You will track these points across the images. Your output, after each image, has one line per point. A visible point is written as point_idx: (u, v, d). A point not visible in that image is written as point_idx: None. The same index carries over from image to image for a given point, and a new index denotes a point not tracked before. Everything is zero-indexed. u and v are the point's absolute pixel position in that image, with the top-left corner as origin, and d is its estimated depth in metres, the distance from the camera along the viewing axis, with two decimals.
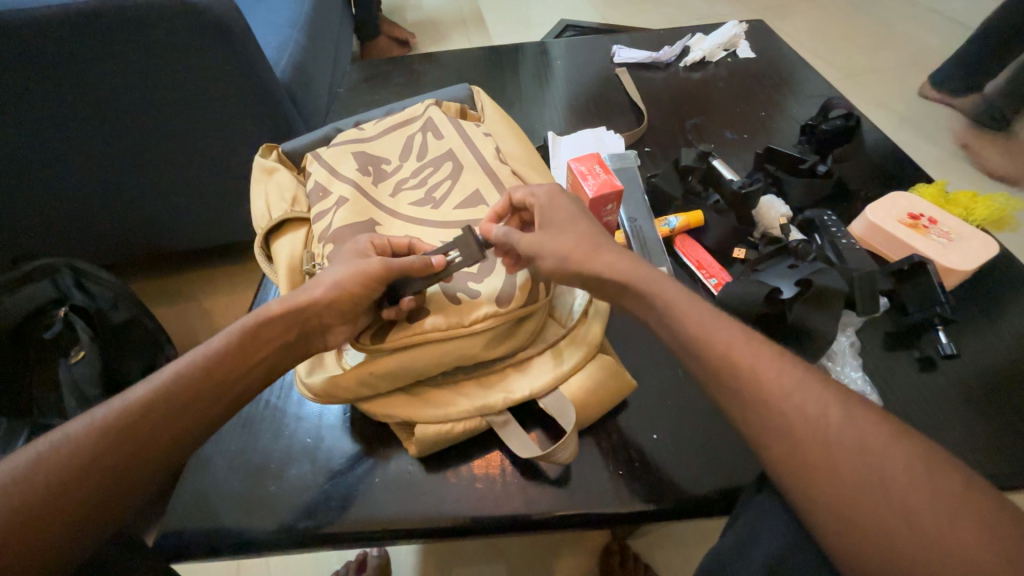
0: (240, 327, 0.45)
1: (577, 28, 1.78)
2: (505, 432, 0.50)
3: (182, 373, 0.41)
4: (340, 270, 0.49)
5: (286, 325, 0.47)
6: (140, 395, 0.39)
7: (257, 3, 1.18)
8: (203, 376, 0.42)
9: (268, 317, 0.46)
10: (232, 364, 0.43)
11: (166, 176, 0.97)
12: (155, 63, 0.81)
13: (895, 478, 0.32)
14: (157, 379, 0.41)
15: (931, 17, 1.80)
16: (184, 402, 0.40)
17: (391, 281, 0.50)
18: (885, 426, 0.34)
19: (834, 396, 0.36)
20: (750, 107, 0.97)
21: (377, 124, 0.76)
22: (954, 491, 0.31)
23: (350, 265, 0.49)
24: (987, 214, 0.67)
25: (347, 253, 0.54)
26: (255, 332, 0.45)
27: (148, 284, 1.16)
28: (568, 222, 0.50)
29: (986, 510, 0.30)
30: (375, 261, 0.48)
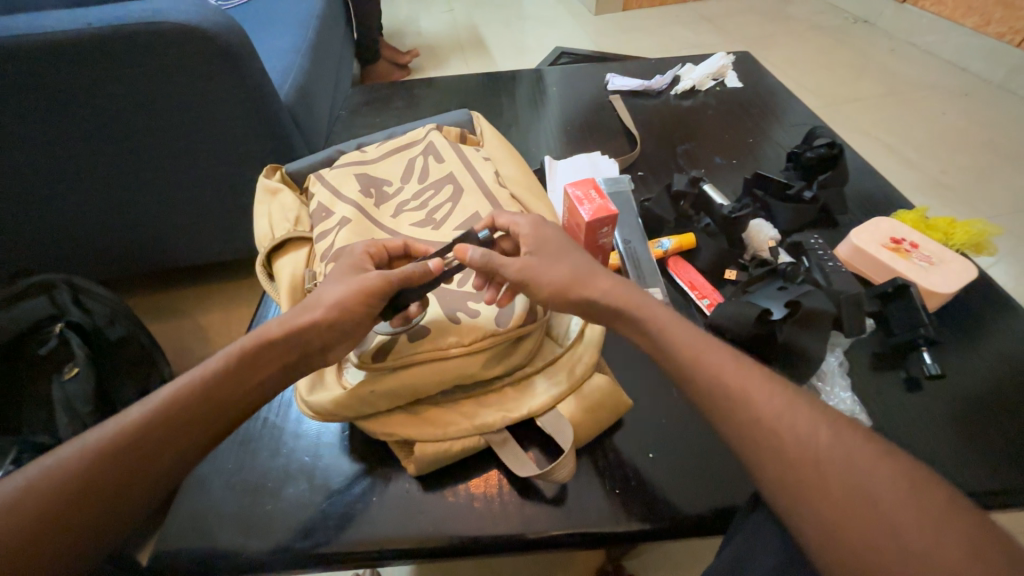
0: (238, 348, 0.45)
1: (571, 55, 1.84)
2: (503, 451, 0.51)
3: (183, 394, 0.41)
4: (340, 288, 0.48)
5: (286, 345, 0.46)
6: (136, 417, 0.39)
7: (263, 29, 1.22)
8: (202, 397, 0.42)
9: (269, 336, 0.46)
10: (233, 385, 0.43)
11: (167, 195, 0.98)
12: (165, 86, 0.84)
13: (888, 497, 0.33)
14: (154, 400, 0.41)
15: (908, 50, 1.90)
16: (184, 424, 0.40)
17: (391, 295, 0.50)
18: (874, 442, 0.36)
19: (821, 414, 0.38)
20: (739, 134, 1.01)
21: (379, 147, 0.78)
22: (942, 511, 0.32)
23: (350, 283, 0.49)
24: (965, 239, 0.70)
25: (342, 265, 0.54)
26: (255, 351, 0.45)
27: (143, 301, 1.16)
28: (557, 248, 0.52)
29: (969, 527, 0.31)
30: (374, 275, 0.49)
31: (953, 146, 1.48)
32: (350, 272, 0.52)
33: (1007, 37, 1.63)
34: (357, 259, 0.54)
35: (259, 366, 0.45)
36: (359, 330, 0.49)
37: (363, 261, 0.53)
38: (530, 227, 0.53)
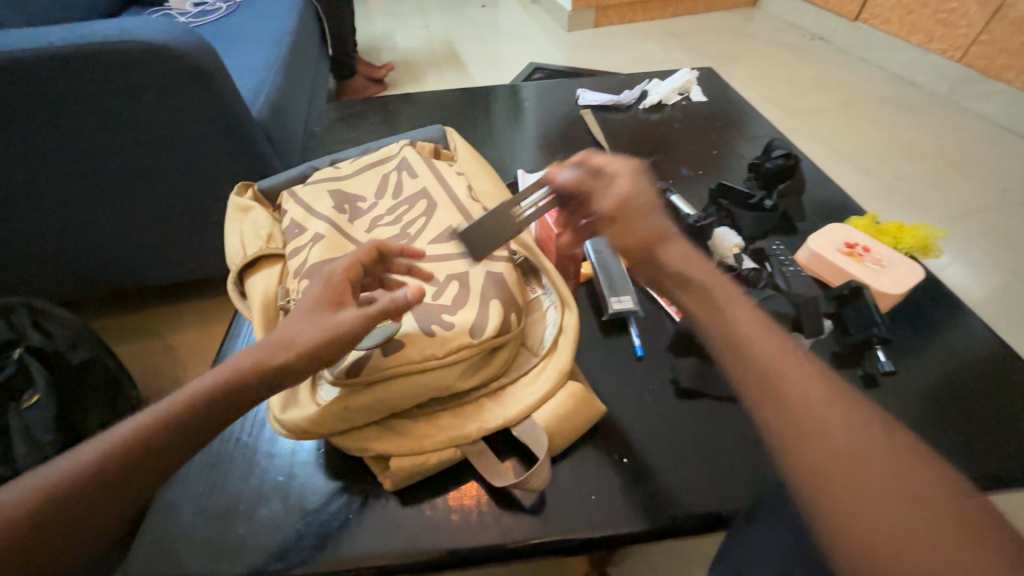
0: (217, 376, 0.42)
1: (545, 70, 1.89)
2: (479, 461, 0.51)
3: (138, 433, 0.39)
4: (314, 329, 0.46)
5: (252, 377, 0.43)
6: (91, 456, 0.37)
7: (235, 47, 1.22)
8: (159, 435, 0.39)
9: (234, 366, 0.43)
10: (193, 419, 0.40)
11: (135, 213, 0.96)
12: (132, 104, 0.83)
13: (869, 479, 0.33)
14: (109, 438, 0.38)
15: (860, 65, 2.02)
16: (142, 461, 0.38)
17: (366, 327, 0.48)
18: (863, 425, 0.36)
19: (806, 395, 0.38)
20: (704, 146, 1.05)
21: (354, 163, 0.79)
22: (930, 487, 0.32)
23: (324, 323, 0.46)
24: (912, 243, 0.75)
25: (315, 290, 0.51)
26: (218, 384, 0.42)
27: (109, 323, 1.12)
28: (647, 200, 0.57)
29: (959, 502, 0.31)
30: (350, 316, 0.47)
31: (904, 154, 1.57)
32: (324, 300, 0.49)
33: (948, 54, 1.75)
34: (330, 286, 0.50)
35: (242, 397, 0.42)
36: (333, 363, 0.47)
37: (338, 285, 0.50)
38: (628, 173, 0.58)
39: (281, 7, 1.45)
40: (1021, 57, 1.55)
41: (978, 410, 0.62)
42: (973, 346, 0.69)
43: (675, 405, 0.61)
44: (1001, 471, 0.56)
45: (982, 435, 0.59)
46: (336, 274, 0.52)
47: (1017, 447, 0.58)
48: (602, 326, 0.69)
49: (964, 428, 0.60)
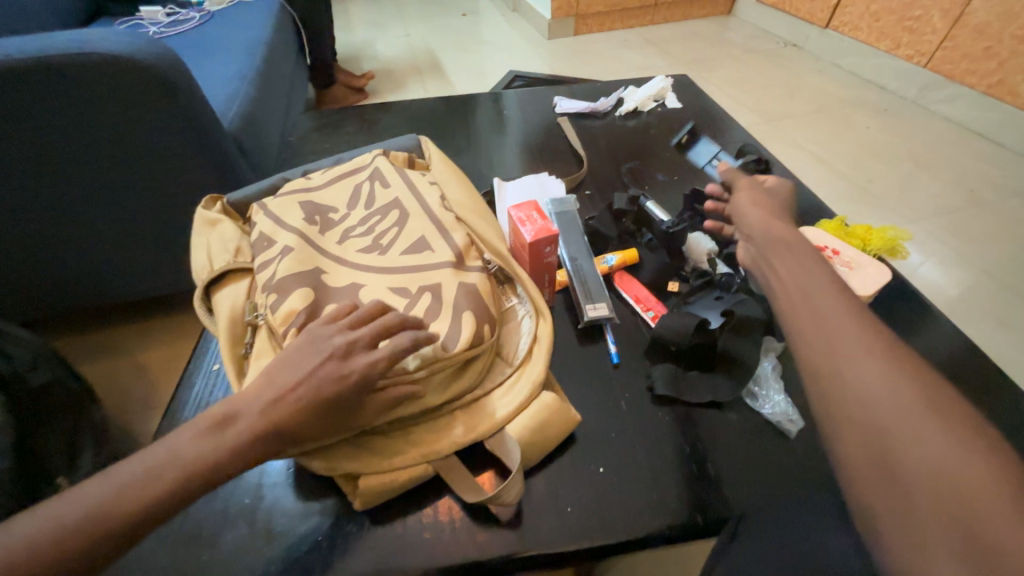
0: (217, 441, 0.43)
1: (524, 79, 1.90)
2: (451, 476, 0.50)
3: (104, 497, 0.40)
4: (328, 429, 0.47)
5: (234, 452, 0.43)
6: (92, 502, 0.40)
7: (206, 57, 1.20)
8: (121, 501, 0.40)
9: (216, 435, 0.43)
10: (156, 488, 0.41)
11: (101, 228, 0.93)
12: (94, 117, 0.80)
13: (887, 436, 0.34)
14: (75, 498, 0.40)
15: (832, 70, 2.07)
16: (101, 528, 0.39)
17: (370, 421, 0.50)
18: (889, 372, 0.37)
19: (832, 355, 0.39)
20: (679, 151, 1.07)
21: (325, 174, 0.78)
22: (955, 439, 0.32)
23: (338, 424, 0.47)
24: (880, 245, 0.76)
25: (311, 368, 0.46)
26: (191, 456, 0.42)
27: (76, 342, 1.09)
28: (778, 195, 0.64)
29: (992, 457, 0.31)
30: (365, 421, 0.49)
31: (875, 156, 1.62)
32: (337, 393, 0.45)
33: (914, 60, 1.81)
34: (337, 395, 0.45)
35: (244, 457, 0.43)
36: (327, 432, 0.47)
37: (354, 382, 0.46)
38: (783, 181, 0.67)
39: (255, 17, 1.44)
40: (983, 63, 1.61)
41: None
42: (939, 346, 0.70)
43: (651, 413, 0.60)
44: None
45: None
46: (351, 377, 0.46)
47: None
48: (578, 334, 0.69)
49: None
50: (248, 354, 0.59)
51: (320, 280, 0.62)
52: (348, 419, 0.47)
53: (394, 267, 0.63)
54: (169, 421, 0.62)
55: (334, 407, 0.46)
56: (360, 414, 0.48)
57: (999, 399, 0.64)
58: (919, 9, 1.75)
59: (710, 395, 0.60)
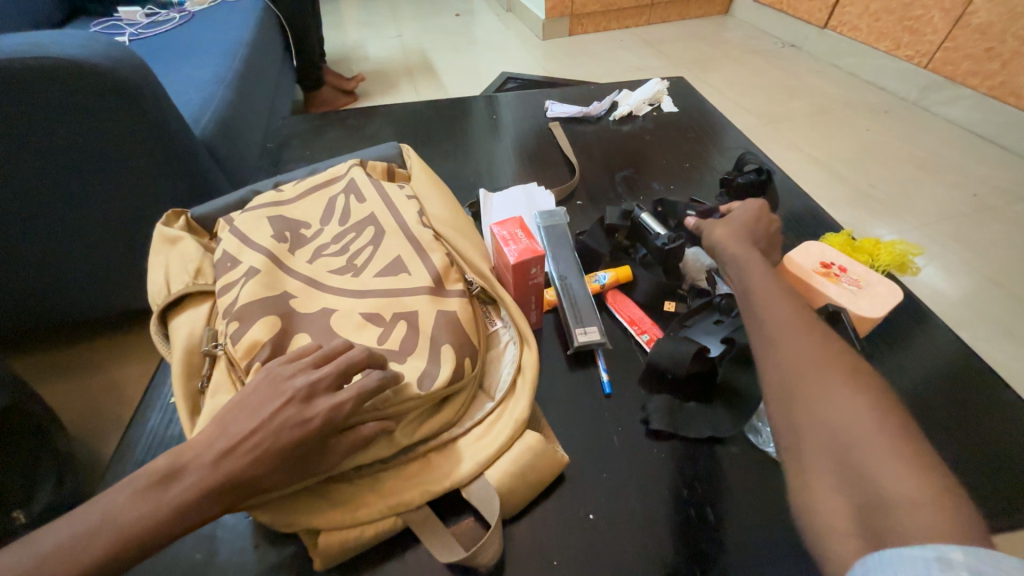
0: (161, 500, 0.37)
1: (518, 80, 1.86)
2: (424, 531, 0.45)
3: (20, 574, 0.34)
4: (286, 482, 0.41)
5: (178, 513, 0.37)
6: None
7: (182, 60, 1.15)
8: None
9: (158, 493, 0.37)
10: (85, 561, 0.35)
11: (63, 241, 0.87)
12: (48, 125, 0.75)
13: (811, 403, 0.39)
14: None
15: (831, 71, 2.03)
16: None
17: (335, 469, 0.44)
18: (820, 353, 0.42)
19: (778, 345, 0.44)
20: (676, 158, 1.02)
21: (297, 186, 0.73)
22: (866, 407, 0.37)
23: (298, 475, 0.41)
24: (888, 259, 0.72)
25: (269, 412, 0.40)
26: (130, 518, 0.36)
27: (47, 359, 1.03)
28: (748, 216, 0.64)
29: (903, 430, 0.35)
30: (328, 469, 0.43)
31: (877, 160, 1.57)
32: (297, 440, 0.40)
33: (915, 61, 1.77)
34: (301, 444, 0.40)
35: (191, 520, 0.37)
36: (284, 485, 0.41)
37: (316, 426, 0.40)
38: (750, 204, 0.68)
39: (236, 18, 1.38)
40: (985, 64, 1.57)
41: (955, 443, 0.59)
42: (950, 371, 0.66)
43: (646, 449, 0.55)
44: (986, 512, 0.53)
45: (961, 471, 0.57)
46: (315, 420, 0.40)
47: (1000, 481, 0.56)
48: (569, 359, 0.64)
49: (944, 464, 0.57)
50: (204, 389, 0.53)
51: (287, 306, 0.57)
52: (312, 468, 0.42)
53: (367, 291, 0.58)
54: (120, 460, 0.56)
55: (296, 458, 0.40)
56: (326, 462, 0.42)
57: (1013, 430, 0.60)
58: (919, 9, 1.71)
59: (710, 430, 0.55)
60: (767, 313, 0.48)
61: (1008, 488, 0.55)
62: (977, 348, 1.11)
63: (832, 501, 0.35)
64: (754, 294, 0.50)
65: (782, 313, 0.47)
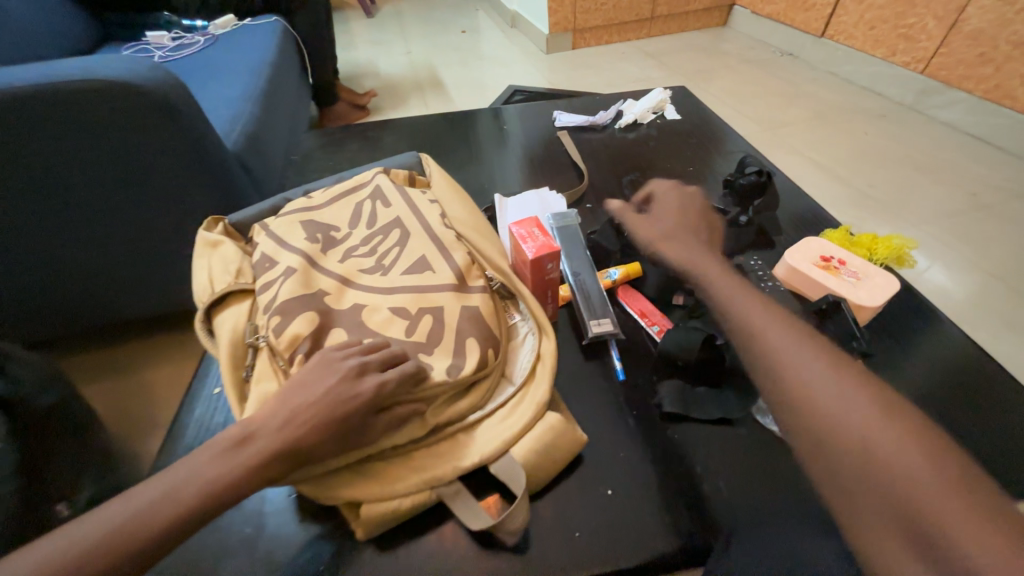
0: (232, 462, 0.42)
1: (525, 93, 1.93)
2: (456, 503, 0.49)
3: (121, 522, 0.38)
4: (333, 453, 0.46)
5: (250, 473, 0.42)
6: (112, 524, 0.38)
7: (211, 80, 1.23)
8: (140, 525, 0.39)
9: (230, 458, 0.42)
10: (170, 513, 0.39)
11: (105, 249, 0.93)
12: (98, 142, 0.81)
13: (840, 428, 0.43)
14: (80, 528, 0.38)
15: (829, 78, 2.08)
16: (105, 560, 0.37)
17: (375, 445, 0.49)
18: (838, 387, 0.45)
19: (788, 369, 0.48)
20: (680, 163, 1.07)
21: (326, 193, 0.78)
22: (897, 436, 0.40)
23: (344, 447, 0.46)
24: (886, 253, 0.76)
25: (325, 390, 0.46)
26: (207, 479, 0.41)
27: (82, 362, 1.08)
28: (673, 216, 0.75)
29: (925, 446, 0.40)
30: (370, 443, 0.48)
31: (878, 162, 1.61)
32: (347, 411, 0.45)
33: (911, 67, 1.82)
34: (349, 416, 0.45)
35: (255, 480, 0.42)
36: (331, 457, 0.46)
37: (363, 399, 0.46)
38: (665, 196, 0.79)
39: (259, 40, 1.46)
40: (979, 69, 1.62)
41: (959, 423, 0.62)
42: (952, 358, 0.69)
43: (659, 431, 0.59)
44: None
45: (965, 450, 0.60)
46: (362, 395, 0.46)
47: (1001, 459, 0.59)
48: (584, 350, 0.68)
49: None
50: (249, 378, 0.58)
51: (323, 302, 0.61)
52: (356, 441, 0.46)
53: (396, 288, 0.62)
54: (170, 446, 0.61)
55: (344, 430, 0.45)
56: (368, 436, 0.47)
57: (1005, 410, 0.63)
58: (912, 17, 1.76)
59: (720, 412, 0.59)
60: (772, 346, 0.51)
61: (1009, 465, 0.58)
62: (984, 341, 1.13)
63: (885, 526, 0.37)
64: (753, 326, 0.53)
65: (789, 345, 0.50)
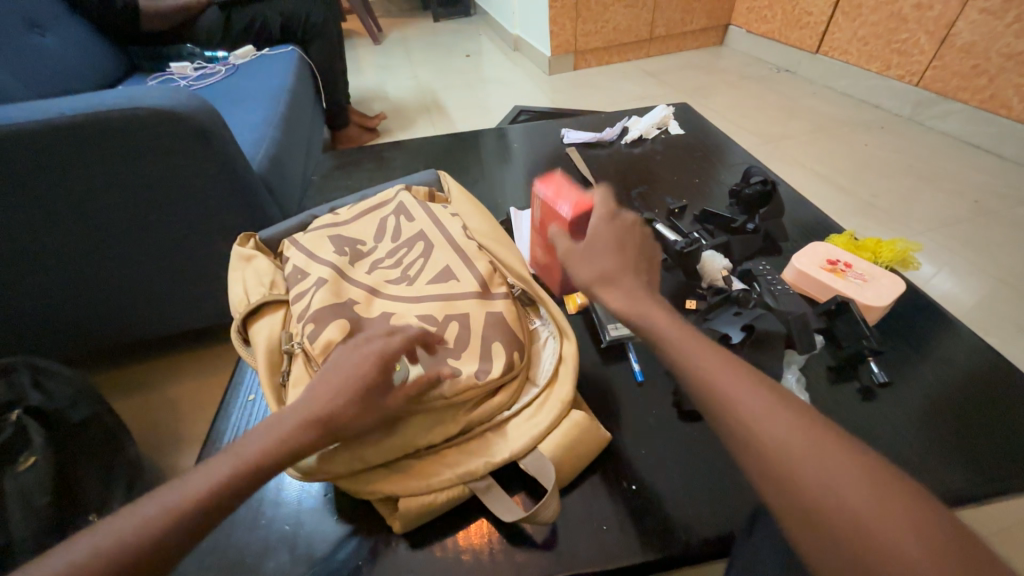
0: (275, 435, 0.44)
1: (530, 112, 2.00)
2: (488, 497, 0.51)
3: (193, 489, 0.41)
4: (356, 410, 0.47)
5: (293, 446, 0.44)
6: (182, 494, 0.40)
7: (235, 107, 1.29)
8: (212, 489, 0.41)
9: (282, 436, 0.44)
10: (239, 478, 0.42)
11: (137, 267, 0.98)
12: (137, 166, 0.86)
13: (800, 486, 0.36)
14: (122, 520, 0.39)
15: (826, 92, 2.15)
16: (166, 542, 0.38)
17: (409, 438, 0.52)
18: (834, 469, 0.36)
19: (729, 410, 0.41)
20: (686, 175, 1.11)
21: (351, 209, 0.82)
22: (910, 524, 0.32)
23: (366, 403, 0.47)
24: (891, 256, 0.79)
25: (351, 368, 0.48)
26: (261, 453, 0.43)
27: (110, 377, 1.12)
28: (612, 242, 0.58)
29: (894, 495, 0.34)
30: (393, 399, 0.49)
31: (877, 171, 1.65)
32: (363, 377, 0.48)
33: (906, 79, 1.87)
34: (364, 374, 0.48)
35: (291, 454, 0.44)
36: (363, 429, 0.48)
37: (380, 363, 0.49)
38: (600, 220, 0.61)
39: (278, 68, 1.54)
40: (973, 80, 1.67)
41: (971, 417, 0.64)
42: (963, 355, 0.71)
43: (678, 429, 0.62)
44: (1001, 475, 0.58)
45: (978, 442, 0.62)
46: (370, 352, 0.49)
47: (1015, 451, 0.60)
48: (602, 353, 0.70)
49: (954, 436, 0.62)
50: (285, 382, 0.61)
51: (353, 311, 0.64)
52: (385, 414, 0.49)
53: (423, 296, 0.66)
54: (209, 451, 0.64)
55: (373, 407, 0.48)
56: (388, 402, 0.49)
57: (1015, 405, 0.65)
58: (905, 33, 1.83)
59: None
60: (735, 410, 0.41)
61: (1021, 455, 0.60)
62: (990, 342, 1.15)
63: None
64: (703, 381, 0.44)
65: (758, 409, 0.40)
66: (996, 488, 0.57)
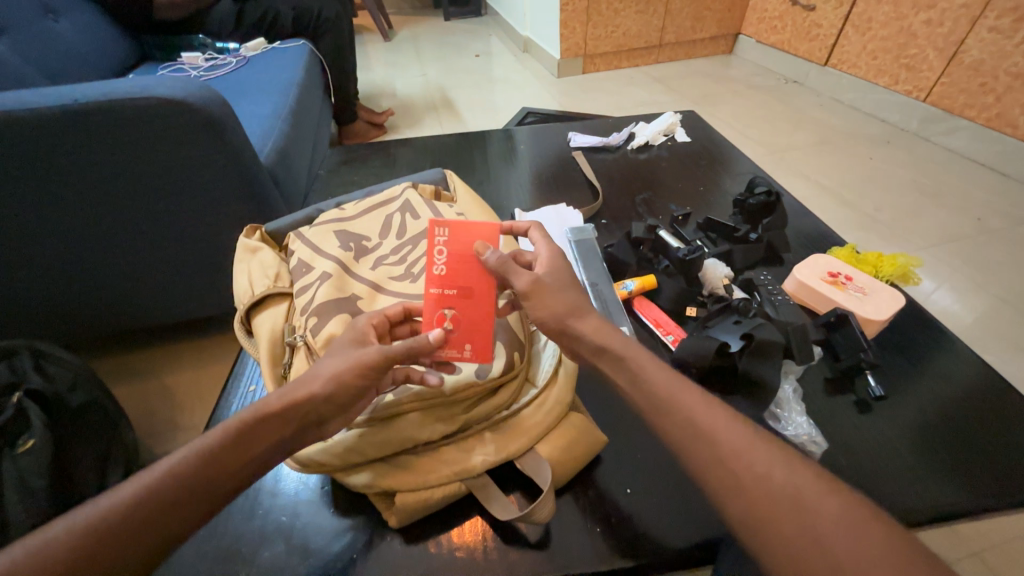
0: (265, 409, 0.44)
1: (537, 115, 2.00)
2: (484, 494, 0.52)
3: (183, 459, 0.40)
4: (337, 361, 0.48)
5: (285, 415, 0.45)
6: (170, 465, 0.39)
7: (245, 98, 1.30)
8: (202, 463, 0.40)
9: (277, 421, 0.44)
10: (232, 454, 0.41)
11: (141, 254, 0.98)
12: (146, 154, 0.86)
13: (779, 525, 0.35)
14: (106, 500, 0.37)
15: (833, 104, 2.15)
16: (161, 520, 0.37)
17: (405, 433, 0.53)
18: (817, 502, 0.35)
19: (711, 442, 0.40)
20: (690, 183, 1.11)
21: (357, 205, 0.83)
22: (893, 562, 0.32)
23: (346, 357, 0.49)
24: (892, 271, 0.79)
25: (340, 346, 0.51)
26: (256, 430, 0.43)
27: (111, 363, 1.13)
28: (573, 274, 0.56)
29: (870, 534, 0.33)
30: (371, 349, 0.49)
31: (881, 185, 1.66)
32: (350, 345, 0.51)
33: (913, 95, 1.88)
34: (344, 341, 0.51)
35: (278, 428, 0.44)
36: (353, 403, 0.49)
37: (366, 334, 0.52)
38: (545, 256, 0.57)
39: (289, 62, 1.55)
40: (980, 98, 1.67)
41: (964, 433, 0.65)
42: (959, 372, 0.72)
43: None
44: (993, 492, 0.58)
45: (972, 458, 0.62)
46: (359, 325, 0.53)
47: (1007, 468, 0.61)
48: None
49: (948, 452, 0.62)
50: (287, 374, 0.62)
51: (356, 306, 0.65)
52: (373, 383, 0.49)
53: None
54: None
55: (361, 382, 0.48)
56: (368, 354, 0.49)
57: (1009, 423, 0.66)
58: (914, 48, 1.83)
59: None
60: (726, 438, 0.40)
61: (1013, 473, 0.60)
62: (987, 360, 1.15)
63: None
64: (698, 401, 0.43)
65: (741, 441, 0.39)
66: (990, 505, 0.57)
